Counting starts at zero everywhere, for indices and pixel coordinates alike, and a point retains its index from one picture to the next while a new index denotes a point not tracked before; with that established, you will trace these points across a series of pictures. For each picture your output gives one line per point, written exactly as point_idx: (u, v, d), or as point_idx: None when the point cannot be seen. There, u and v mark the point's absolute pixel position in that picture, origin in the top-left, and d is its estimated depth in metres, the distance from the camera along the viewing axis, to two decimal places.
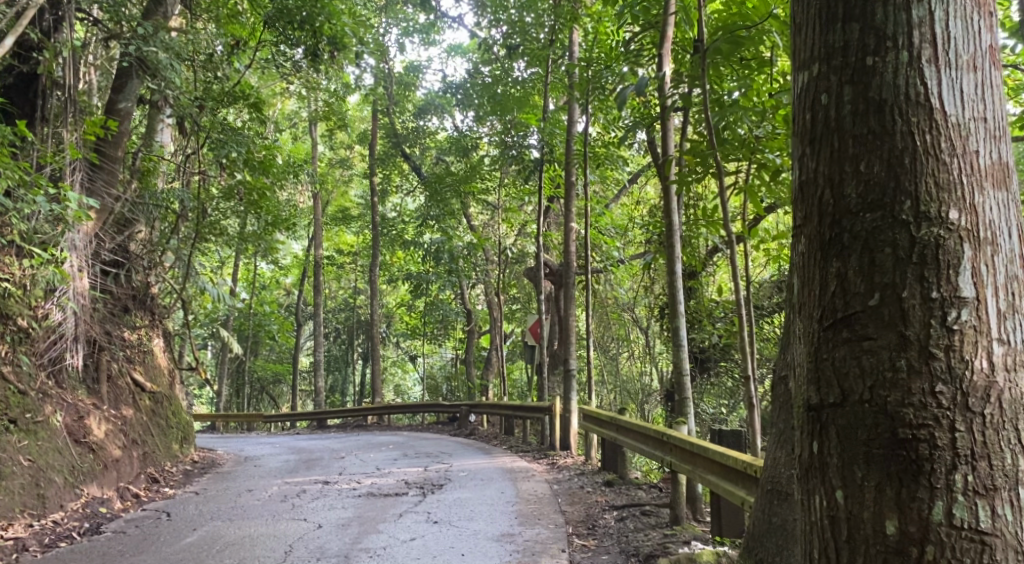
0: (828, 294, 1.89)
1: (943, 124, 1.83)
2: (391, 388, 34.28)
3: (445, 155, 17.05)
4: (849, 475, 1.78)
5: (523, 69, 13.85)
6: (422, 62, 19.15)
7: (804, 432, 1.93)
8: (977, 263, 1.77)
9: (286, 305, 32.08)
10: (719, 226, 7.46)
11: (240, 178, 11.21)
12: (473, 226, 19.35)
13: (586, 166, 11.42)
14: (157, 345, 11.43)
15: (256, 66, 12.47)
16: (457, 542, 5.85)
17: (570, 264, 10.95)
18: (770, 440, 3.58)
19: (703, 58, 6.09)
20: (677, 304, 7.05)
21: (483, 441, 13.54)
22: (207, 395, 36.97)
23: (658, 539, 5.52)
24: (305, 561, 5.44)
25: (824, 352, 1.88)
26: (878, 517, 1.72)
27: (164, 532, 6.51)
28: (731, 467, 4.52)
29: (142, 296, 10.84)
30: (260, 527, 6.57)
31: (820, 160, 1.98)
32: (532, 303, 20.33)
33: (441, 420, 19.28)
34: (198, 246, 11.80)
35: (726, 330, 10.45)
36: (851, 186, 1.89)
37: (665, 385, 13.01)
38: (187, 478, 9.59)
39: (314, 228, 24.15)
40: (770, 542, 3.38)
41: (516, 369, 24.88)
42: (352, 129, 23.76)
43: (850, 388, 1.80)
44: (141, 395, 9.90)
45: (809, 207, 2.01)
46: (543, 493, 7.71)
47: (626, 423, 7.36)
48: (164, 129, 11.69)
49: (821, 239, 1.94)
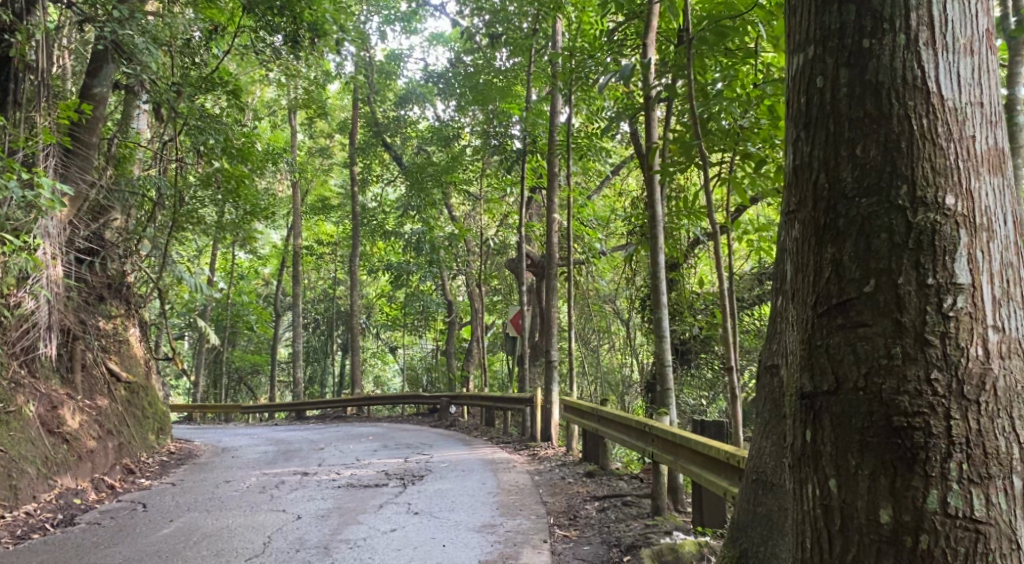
0: (822, 280, 1.86)
1: (940, 109, 1.80)
2: (371, 379, 34.09)
3: (426, 145, 16.94)
4: (842, 464, 1.75)
5: (505, 58, 13.75)
6: (403, 51, 18.99)
7: (797, 421, 1.91)
8: (973, 249, 1.75)
9: (265, 295, 31.77)
10: (702, 217, 7.44)
11: (218, 166, 11.05)
12: (454, 216, 19.25)
13: (568, 157, 11.38)
14: (133, 335, 11.25)
15: (235, 51, 12.28)
16: (439, 533, 5.80)
17: (552, 256, 10.90)
18: (755, 430, 3.57)
19: (689, 47, 5.96)
20: (660, 295, 7.03)
21: (463, 432, 13.50)
22: (185, 384, 36.62)
23: (640, 529, 5.51)
24: (284, 552, 5.38)
25: (818, 338, 1.85)
26: (871, 507, 1.70)
27: (140, 523, 6.42)
28: (714, 458, 4.50)
29: (117, 285, 10.64)
30: (238, 518, 6.49)
31: (816, 143, 1.95)
32: (513, 294, 20.29)
33: (422, 412, 19.20)
34: (175, 234, 11.59)
35: (707, 321, 10.48)
36: (846, 170, 1.86)
37: (646, 377, 13.02)
38: (164, 469, 9.46)
39: (293, 217, 23.89)
40: (755, 532, 3.38)
41: (497, 361, 24.79)
42: (332, 118, 23.52)
43: (844, 375, 1.77)
44: (117, 385, 9.73)
45: (803, 192, 1.98)
46: (524, 484, 7.69)
47: (607, 414, 7.36)
48: (141, 114, 11.49)
49: (816, 225, 1.91)
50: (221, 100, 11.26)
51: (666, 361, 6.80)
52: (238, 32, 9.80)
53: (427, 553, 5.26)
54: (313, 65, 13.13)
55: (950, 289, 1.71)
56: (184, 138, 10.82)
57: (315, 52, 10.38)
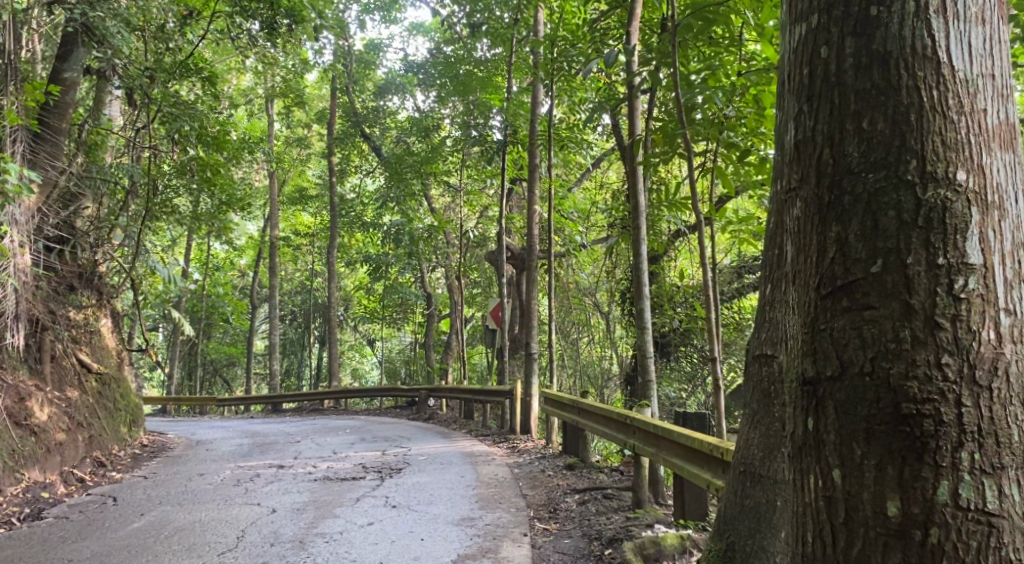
0: (827, 261, 1.77)
1: (951, 80, 1.71)
2: (349, 372, 33.77)
3: (405, 136, 16.70)
4: (847, 453, 1.66)
5: (487, 49, 13.57)
6: (383, 40, 18.70)
7: (797, 409, 1.81)
8: (984, 228, 1.66)
9: (241, 286, 31.31)
10: (685, 208, 7.34)
11: (193, 154, 10.83)
12: (433, 208, 19.05)
13: (549, 148, 11.24)
14: (105, 326, 10.97)
15: (210, 37, 12.00)
16: (417, 526, 5.68)
17: (532, 248, 10.79)
18: (742, 421, 3.50)
19: (674, 34, 5.81)
20: (642, 286, 6.94)
21: (442, 425, 13.36)
22: (159, 377, 36.04)
23: (621, 522, 5.43)
24: (258, 546, 5.23)
25: (821, 322, 1.75)
26: (878, 500, 1.61)
27: (110, 517, 6.24)
28: (697, 450, 4.40)
29: (89, 274, 10.34)
30: (211, 512, 6.34)
31: (819, 117, 1.85)
32: (493, 287, 20.14)
33: (400, 405, 19.01)
34: (149, 223, 11.31)
35: (687, 314, 10.43)
36: (852, 144, 1.76)
37: (625, 370, 12.96)
38: (136, 462, 9.25)
39: (270, 208, 23.54)
40: (742, 525, 3.30)
41: (477, 354, 24.61)
42: (310, 108, 23.18)
43: (848, 360, 1.68)
44: (88, 376, 9.48)
45: (806, 167, 1.88)
46: (504, 477, 7.59)
47: (588, 406, 7.26)
48: (113, 101, 11.19)
49: (819, 202, 1.82)
50: (195, 86, 10.99)
51: (648, 352, 6.71)
52: (213, 17, 9.52)
53: (405, 547, 5.14)
54: (290, 53, 12.88)
55: (961, 270, 1.62)
56: (158, 126, 10.54)
57: (292, 39, 10.15)
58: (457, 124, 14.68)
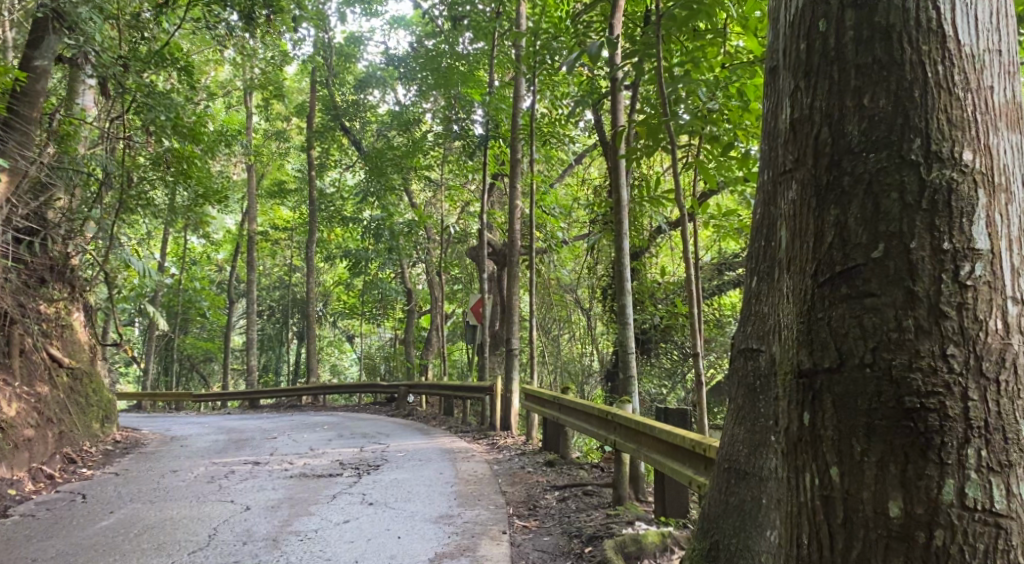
0: (825, 245, 1.67)
1: (957, 55, 1.61)
2: (328, 368, 33.44)
3: (386, 130, 16.46)
4: (845, 450, 1.56)
5: (469, 43, 13.37)
6: (363, 33, 18.41)
7: (791, 403, 1.72)
8: (991, 211, 1.56)
9: (219, 281, 30.87)
10: (668, 203, 7.22)
11: (169, 144, 10.56)
12: (414, 203, 18.83)
13: (531, 143, 11.07)
14: (78, 319, 10.67)
15: (186, 27, 11.71)
16: (394, 524, 5.55)
17: (514, 243, 10.63)
18: (726, 417, 3.41)
19: (658, 23, 5.67)
20: (624, 281, 6.82)
21: (421, 422, 13.20)
22: (135, 371, 35.53)
23: (602, 519, 5.34)
24: (231, 545, 5.07)
25: (818, 311, 1.65)
26: (879, 500, 1.51)
27: (78, 515, 6.05)
28: (679, 448, 4.30)
29: (61, 268, 10.02)
30: (183, 510, 6.15)
31: (817, 95, 1.75)
32: (474, 283, 19.97)
33: (379, 401, 18.81)
34: (123, 216, 11.01)
35: (668, 311, 10.37)
36: (853, 123, 1.66)
37: (606, 367, 12.88)
38: (107, 459, 9.02)
39: (248, 201, 23.16)
40: (727, 523, 3.22)
41: (457, 350, 24.46)
42: (289, 100, 22.82)
43: (849, 350, 1.58)
44: (59, 371, 9.21)
45: (802, 148, 1.78)
46: (483, 474, 7.47)
47: (569, 402, 7.15)
48: (86, 89, 10.88)
49: (817, 184, 1.72)
50: (171, 76, 10.72)
51: (630, 348, 6.61)
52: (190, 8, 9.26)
53: (382, 545, 5.01)
54: (267, 45, 12.61)
55: (967, 255, 1.53)
56: (133, 116, 10.23)
57: (270, 29, 9.95)
58: (439, 118, 14.50)
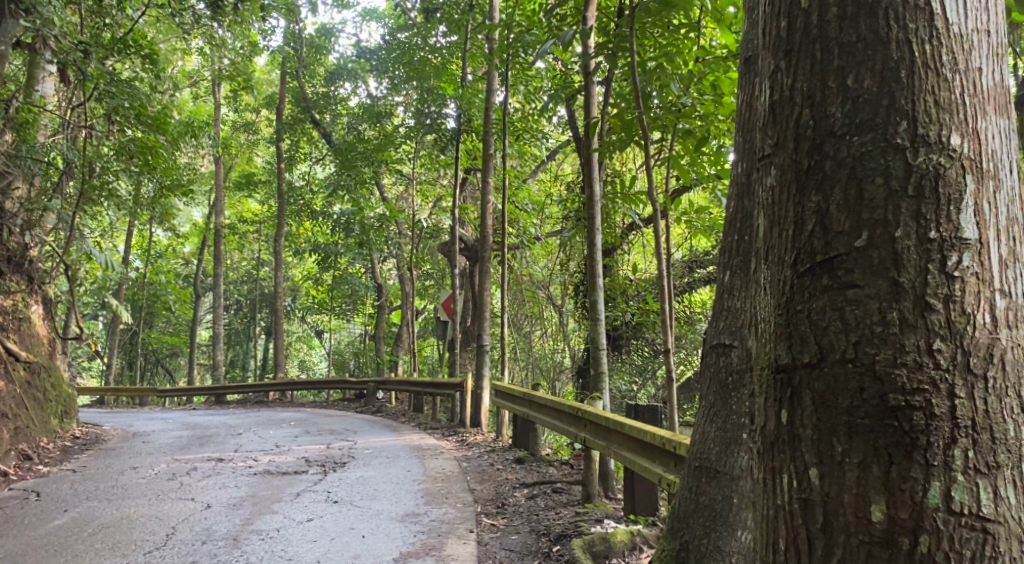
0: (804, 234, 1.58)
1: (945, 35, 1.52)
2: (297, 363, 32.95)
3: (356, 123, 16.13)
4: (825, 450, 1.48)
5: (443, 35, 13.13)
6: (335, 25, 17.98)
7: (768, 399, 1.62)
8: (980, 199, 1.48)
9: (185, 274, 30.22)
10: (641, 200, 7.13)
11: (132, 135, 10.12)
12: (385, 197, 18.56)
13: (504, 137, 10.85)
14: (37, 312, 10.22)
15: (149, 15, 11.39)
16: (358, 523, 5.40)
17: (486, 238, 10.48)
18: (698, 415, 3.35)
19: (631, 15, 5.53)
20: (596, 277, 6.71)
21: (390, 418, 13.02)
22: (99, 365, 34.71)
23: (570, 517, 5.24)
24: (188, 545, 4.88)
25: (798, 303, 1.56)
26: (861, 504, 1.42)
27: (31, 513, 5.81)
28: (649, 444, 4.21)
29: (19, 259, 9.50)
30: (140, 508, 5.93)
31: (798, 74, 1.65)
32: (445, 279, 19.80)
33: (347, 398, 18.49)
34: (86, 207, 10.56)
35: (639, 308, 10.32)
36: (836, 105, 1.57)
37: (577, 363, 12.80)
38: (66, 455, 8.73)
39: (215, 194, 22.64)
40: (698, 523, 3.13)
41: (427, 346, 24.17)
42: (259, 92, 22.30)
43: (828, 345, 1.49)
44: (15, 365, 8.85)
45: (782, 130, 1.68)
46: (451, 471, 7.34)
47: (539, 399, 7.04)
48: (47, 77, 10.35)
49: (797, 169, 1.62)
50: (136, 65, 10.36)
51: (601, 344, 6.51)
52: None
53: (345, 545, 4.85)
54: (235, 35, 12.29)
55: (954, 245, 1.45)
56: (97, 104, 9.80)
57: (238, 19, 9.69)
58: (411, 112, 14.24)
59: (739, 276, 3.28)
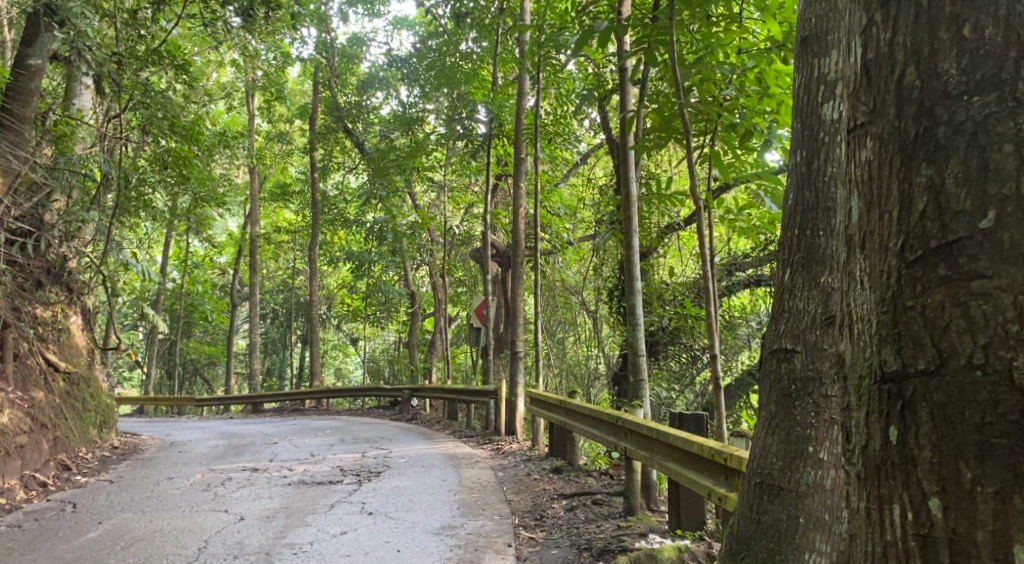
0: (916, 216, 1.37)
1: None
2: (332, 371, 33.07)
3: (388, 131, 16.00)
4: (950, 473, 1.27)
5: (473, 40, 12.95)
6: (366, 34, 17.94)
7: (875, 413, 1.42)
8: None
9: (222, 285, 30.54)
10: (679, 199, 6.77)
11: (166, 144, 10.09)
12: (416, 205, 18.44)
13: (536, 141, 10.53)
14: (75, 324, 10.21)
15: (183, 26, 11.29)
16: (394, 536, 5.20)
17: (519, 243, 10.22)
18: (756, 428, 3.07)
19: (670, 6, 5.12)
20: (635, 281, 6.37)
21: (425, 427, 12.82)
22: (140, 375, 35.23)
23: (612, 531, 4.97)
24: (220, 559, 4.71)
25: (907, 299, 1.36)
26: (1000, 543, 1.21)
27: (66, 525, 5.73)
28: (696, 455, 3.91)
29: (57, 270, 9.40)
30: (174, 520, 5.82)
31: (900, 28, 1.45)
32: (478, 285, 19.63)
33: (381, 405, 18.34)
34: (123, 220, 10.52)
35: (676, 313, 10.00)
36: (949, 60, 1.36)
37: (613, 369, 12.47)
38: (103, 465, 8.69)
39: (250, 204, 22.77)
40: (762, 545, 2.82)
41: (461, 353, 23.99)
42: (291, 102, 22.44)
43: (950, 347, 1.28)
44: (54, 376, 8.81)
45: (880, 94, 1.48)
46: (488, 481, 7.13)
47: (577, 406, 6.76)
48: (85, 89, 10.37)
49: (901, 139, 1.42)
50: (170, 76, 10.36)
51: (640, 351, 6.21)
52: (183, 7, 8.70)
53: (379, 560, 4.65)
54: (270, 43, 12.19)
55: None
56: (131, 115, 9.72)
57: (269, 28, 9.54)
58: (442, 118, 14.08)
59: (801, 274, 3.07)
